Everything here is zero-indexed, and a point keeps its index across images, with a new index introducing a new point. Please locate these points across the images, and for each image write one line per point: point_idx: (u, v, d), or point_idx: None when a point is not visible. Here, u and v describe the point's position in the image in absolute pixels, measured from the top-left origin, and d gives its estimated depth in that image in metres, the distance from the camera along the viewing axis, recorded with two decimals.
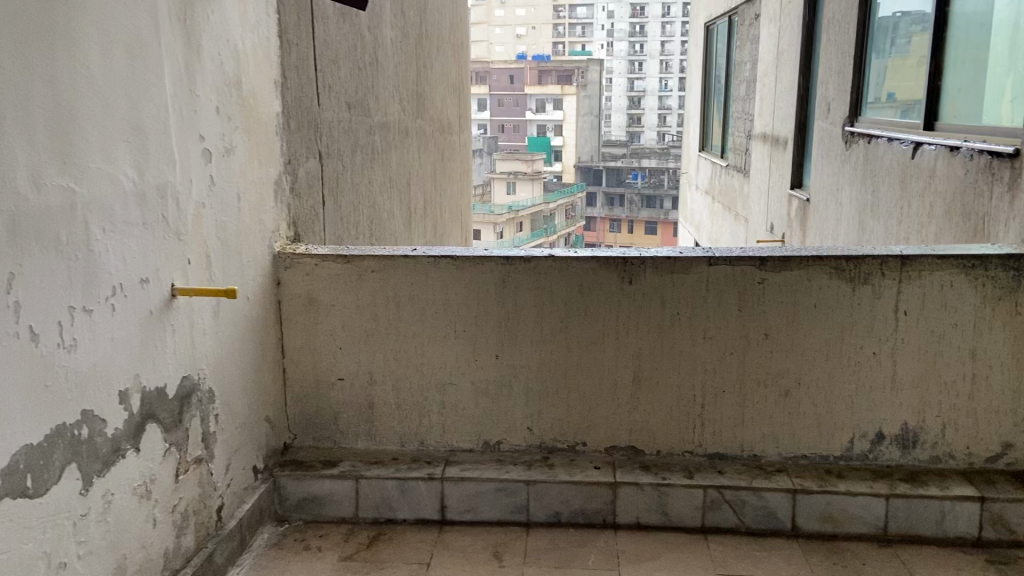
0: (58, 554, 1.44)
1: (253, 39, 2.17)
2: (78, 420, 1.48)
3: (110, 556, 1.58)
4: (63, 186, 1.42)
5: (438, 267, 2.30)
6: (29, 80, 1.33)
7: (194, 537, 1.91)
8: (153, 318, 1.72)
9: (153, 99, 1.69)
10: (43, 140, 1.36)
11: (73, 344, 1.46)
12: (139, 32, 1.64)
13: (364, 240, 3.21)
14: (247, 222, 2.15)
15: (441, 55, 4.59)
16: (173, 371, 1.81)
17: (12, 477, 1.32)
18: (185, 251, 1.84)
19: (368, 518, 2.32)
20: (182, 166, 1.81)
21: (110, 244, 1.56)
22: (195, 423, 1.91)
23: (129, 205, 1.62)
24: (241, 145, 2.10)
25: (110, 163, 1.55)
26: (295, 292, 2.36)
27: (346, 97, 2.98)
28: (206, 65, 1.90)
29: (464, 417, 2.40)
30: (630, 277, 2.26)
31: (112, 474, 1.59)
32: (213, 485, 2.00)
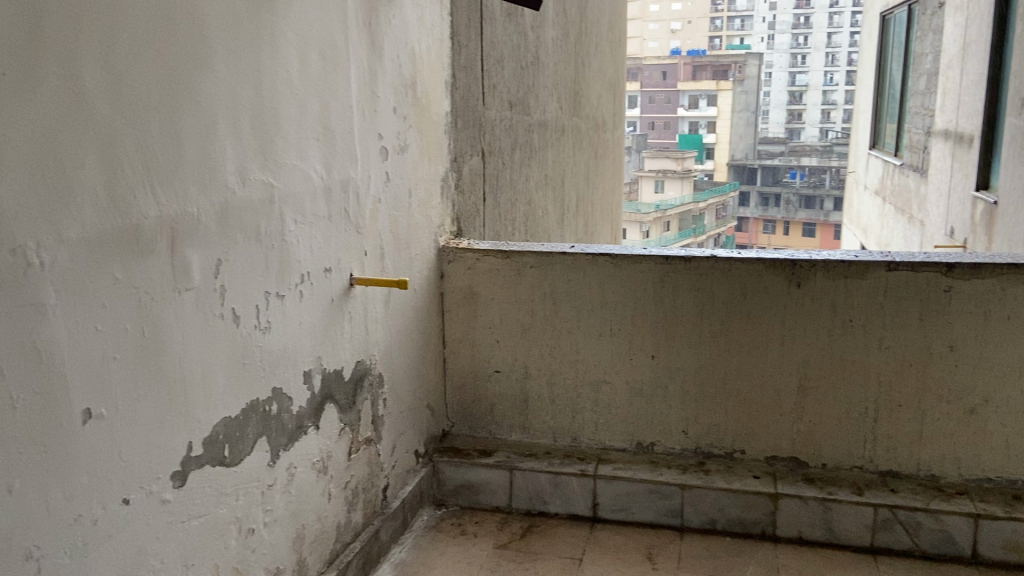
0: (249, 520, 1.55)
1: (428, 41, 2.25)
2: (269, 397, 1.60)
3: (292, 525, 1.70)
4: (263, 181, 1.54)
5: (598, 265, 2.30)
6: (239, 83, 1.44)
7: (362, 514, 2.02)
8: (333, 306, 1.83)
9: (340, 100, 1.79)
10: (248, 139, 1.48)
11: (267, 326, 1.58)
12: (331, 37, 1.74)
13: (519, 236, 3.26)
14: (416, 217, 2.24)
15: (599, 52, 4.59)
16: (349, 355, 1.92)
17: (213, 445, 1.44)
18: (362, 244, 1.94)
19: (521, 509, 2.36)
20: (363, 163, 1.92)
21: (300, 236, 1.68)
22: (366, 405, 2.02)
23: (317, 199, 1.73)
24: (413, 143, 2.19)
25: (302, 160, 1.66)
26: (457, 285, 2.43)
27: (509, 96, 3.04)
28: (386, 67, 2.00)
29: (618, 416, 2.39)
30: (799, 281, 2.18)
31: (295, 448, 1.71)
32: (380, 466, 2.10)
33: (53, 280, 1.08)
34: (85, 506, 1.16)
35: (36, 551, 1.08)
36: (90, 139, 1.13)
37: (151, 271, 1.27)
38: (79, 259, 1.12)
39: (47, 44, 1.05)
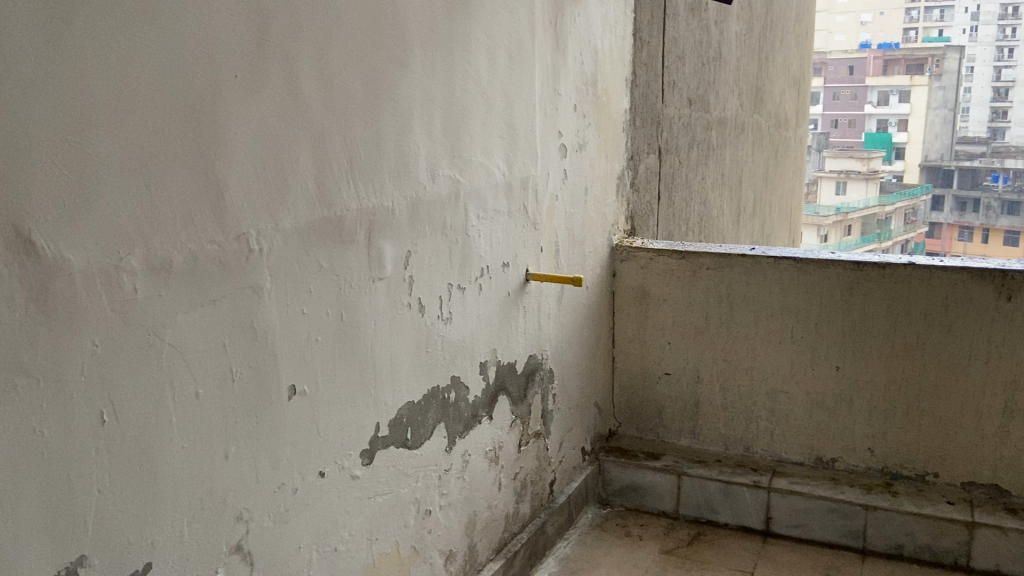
0: (427, 502, 1.62)
1: (611, 39, 2.24)
2: (448, 385, 1.66)
3: (465, 511, 1.75)
4: (451, 177, 1.59)
5: (779, 269, 2.21)
6: (434, 83, 1.50)
7: (529, 506, 2.05)
8: (510, 300, 1.87)
9: (524, 99, 1.83)
10: (440, 137, 1.54)
11: (449, 317, 1.64)
12: (519, 36, 1.78)
13: (693, 236, 3.18)
14: (591, 215, 2.24)
15: (784, 47, 4.39)
16: (522, 349, 1.95)
17: (398, 427, 1.52)
18: (539, 240, 1.97)
19: (688, 516, 2.31)
20: (543, 160, 1.94)
21: (483, 230, 1.73)
22: (537, 399, 2.04)
23: (499, 196, 1.77)
24: (592, 141, 2.19)
25: (488, 157, 1.70)
26: (629, 284, 2.41)
27: (689, 93, 2.97)
28: (569, 65, 2.01)
29: (795, 427, 2.28)
30: (1009, 294, 1.98)
31: (470, 436, 1.76)
32: (548, 460, 2.13)
33: (268, 266, 1.18)
34: (287, 475, 1.26)
35: (246, 513, 1.18)
36: (303, 137, 1.22)
37: (349, 260, 1.35)
38: (290, 248, 1.22)
39: (271, 49, 1.14)
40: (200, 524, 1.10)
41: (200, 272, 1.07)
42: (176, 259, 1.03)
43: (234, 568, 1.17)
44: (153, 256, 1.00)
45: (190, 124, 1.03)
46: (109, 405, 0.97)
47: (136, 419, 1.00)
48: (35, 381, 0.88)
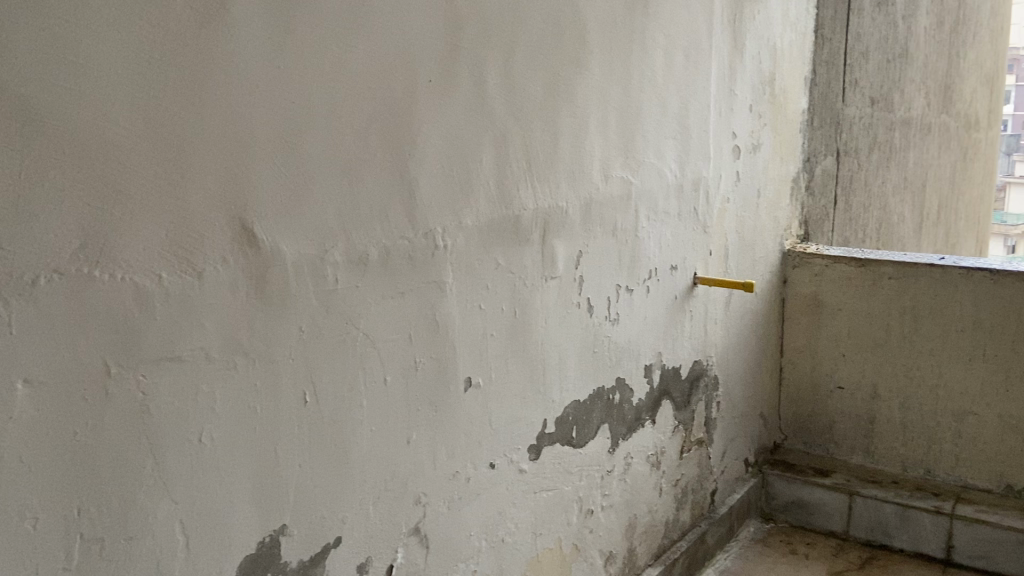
0: (589, 501, 1.62)
1: (790, 37, 2.16)
2: (614, 386, 1.66)
3: (626, 513, 1.75)
4: (624, 178, 1.58)
5: (971, 281, 2.05)
6: (612, 84, 1.50)
7: (689, 514, 2.01)
8: (678, 304, 1.84)
9: (699, 99, 1.79)
10: (615, 137, 1.54)
11: (616, 318, 1.63)
12: (697, 35, 1.75)
13: (870, 244, 3.00)
14: (763, 218, 2.17)
15: (979, 41, 4.05)
16: (688, 354, 1.91)
17: (564, 425, 1.53)
18: (708, 243, 1.92)
19: (859, 538, 2.18)
20: (716, 162, 1.90)
21: (653, 233, 1.71)
22: (701, 406, 2.00)
23: (670, 198, 1.74)
24: (766, 142, 2.12)
25: (661, 159, 1.69)
26: (800, 292, 2.31)
27: (871, 92, 2.81)
28: (746, 65, 1.96)
29: (983, 452, 2.11)
30: None
31: (634, 439, 1.75)
32: (710, 468, 2.08)
33: (451, 262, 1.23)
34: (461, 464, 1.30)
35: (423, 497, 1.23)
36: (487, 137, 1.25)
37: (524, 258, 1.37)
38: (472, 245, 1.26)
39: (462, 53, 1.18)
40: (383, 504, 1.17)
41: (393, 265, 1.13)
42: (372, 253, 1.09)
43: (412, 549, 1.23)
44: (353, 250, 1.07)
45: (389, 125, 1.09)
46: (310, 386, 1.04)
47: (333, 401, 1.07)
48: (251, 360, 0.96)
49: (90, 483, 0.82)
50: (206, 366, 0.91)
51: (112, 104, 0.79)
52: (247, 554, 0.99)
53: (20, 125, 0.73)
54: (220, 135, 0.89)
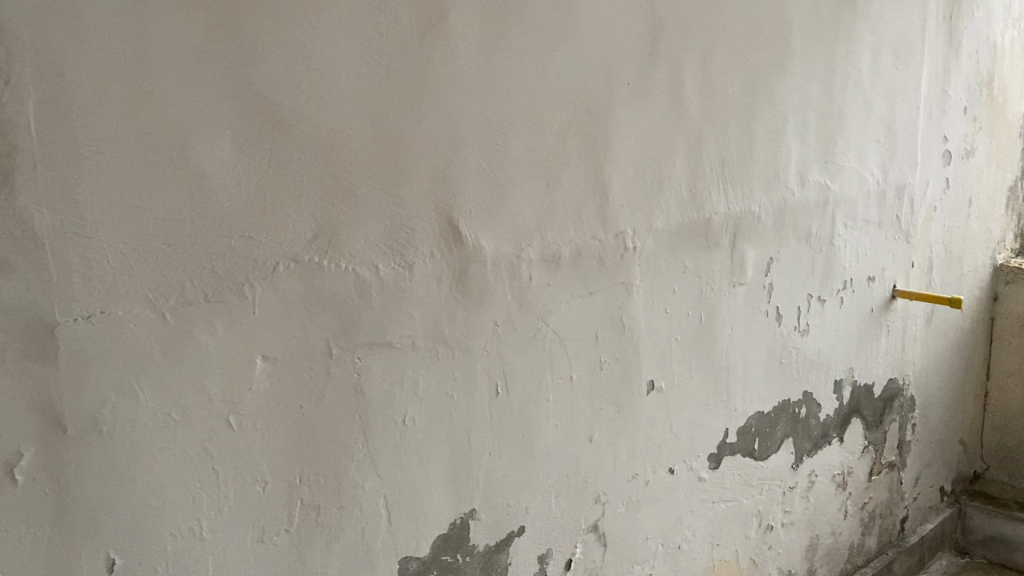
0: (769, 516, 1.57)
1: (1013, 32, 1.98)
2: (800, 399, 1.58)
3: (807, 533, 1.67)
4: (822, 183, 1.51)
5: None
6: (813, 85, 1.44)
7: (876, 540, 1.89)
8: (873, 317, 1.73)
9: (908, 101, 1.68)
10: (815, 141, 1.47)
11: (806, 329, 1.56)
12: (908, 33, 1.64)
13: None
14: (973, 229, 2.00)
15: None
16: (882, 371, 1.80)
17: (746, 436, 1.48)
18: (910, 254, 1.80)
19: None
20: (923, 167, 1.77)
21: (850, 242, 1.62)
22: (894, 427, 1.87)
23: (871, 205, 1.65)
24: (981, 147, 1.95)
25: (862, 163, 1.60)
26: (1013, 311, 2.11)
27: None
28: (961, 64, 1.81)
29: None
30: None
31: (818, 456, 1.66)
32: (900, 494, 1.94)
33: (641, 264, 1.22)
34: (641, 466, 1.29)
35: (603, 496, 1.24)
36: (684, 138, 1.24)
37: (713, 263, 1.33)
38: (662, 246, 1.24)
39: (662, 54, 1.18)
40: (564, 499, 1.19)
41: (584, 265, 1.14)
42: (566, 252, 1.12)
43: (590, 546, 1.24)
44: (547, 248, 1.10)
45: (588, 126, 1.11)
46: (502, 378, 1.08)
47: (523, 393, 1.11)
48: (451, 349, 1.01)
49: (309, 454, 0.90)
50: (412, 353, 0.98)
51: (344, 106, 0.86)
52: (440, 533, 1.04)
53: (270, 127, 0.81)
54: (433, 135, 0.95)
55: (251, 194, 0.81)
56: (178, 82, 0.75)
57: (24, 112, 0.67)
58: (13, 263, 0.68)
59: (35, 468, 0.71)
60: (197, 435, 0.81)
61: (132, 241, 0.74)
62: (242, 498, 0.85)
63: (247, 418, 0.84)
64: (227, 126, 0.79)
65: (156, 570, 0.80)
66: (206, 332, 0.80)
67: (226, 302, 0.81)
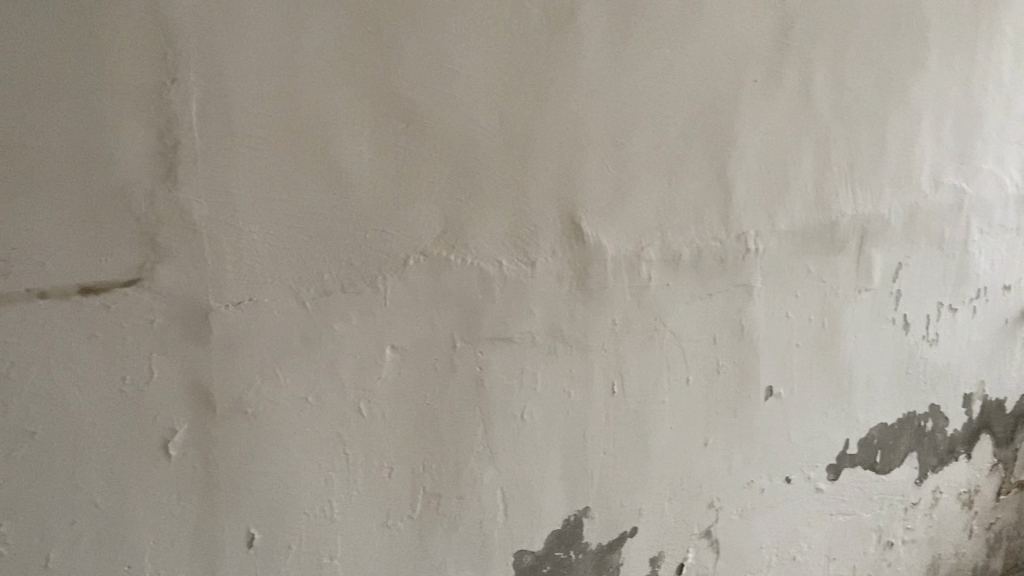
0: (889, 533, 1.51)
1: None
2: (926, 413, 1.51)
3: (927, 551, 1.60)
4: (957, 186, 1.43)
5: None
6: (950, 83, 1.37)
7: (1002, 563, 1.79)
8: (1010, 329, 1.63)
9: None
10: (950, 142, 1.40)
11: (936, 338, 1.48)
12: None
13: None
14: None
15: None
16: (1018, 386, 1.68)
17: (868, 448, 1.43)
18: None
19: None
20: None
21: (986, 248, 1.53)
22: None
23: (1010, 209, 1.55)
24: None
25: (1001, 165, 1.51)
26: None
27: None
28: None
29: None
30: None
31: (944, 472, 1.58)
32: None
33: (763, 266, 1.18)
34: (757, 474, 1.26)
35: (717, 502, 1.22)
36: (812, 137, 1.19)
37: (838, 267, 1.28)
38: (786, 249, 1.21)
39: (791, 51, 1.14)
40: (678, 502, 1.17)
41: (706, 266, 1.11)
42: (687, 252, 1.09)
43: (702, 552, 1.23)
44: (668, 249, 1.07)
45: (714, 125, 1.08)
46: (618, 377, 1.07)
47: (639, 394, 1.10)
48: (570, 347, 1.01)
49: (432, 443, 0.92)
50: (531, 349, 0.98)
51: (475, 105, 0.88)
52: (554, 529, 1.05)
53: (405, 124, 0.84)
54: (559, 133, 0.95)
55: (386, 190, 0.84)
56: (323, 80, 0.78)
57: (187, 111, 0.71)
58: (173, 251, 0.72)
59: (187, 444, 0.76)
60: (330, 420, 0.84)
61: (277, 233, 0.78)
62: (369, 483, 0.88)
63: (376, 405, 0.87)
64: (366, 123, 0.81)
65: (290, 547, 0.84)
66: (341, 322, 0.83)
67: (360, 293, 0.84)
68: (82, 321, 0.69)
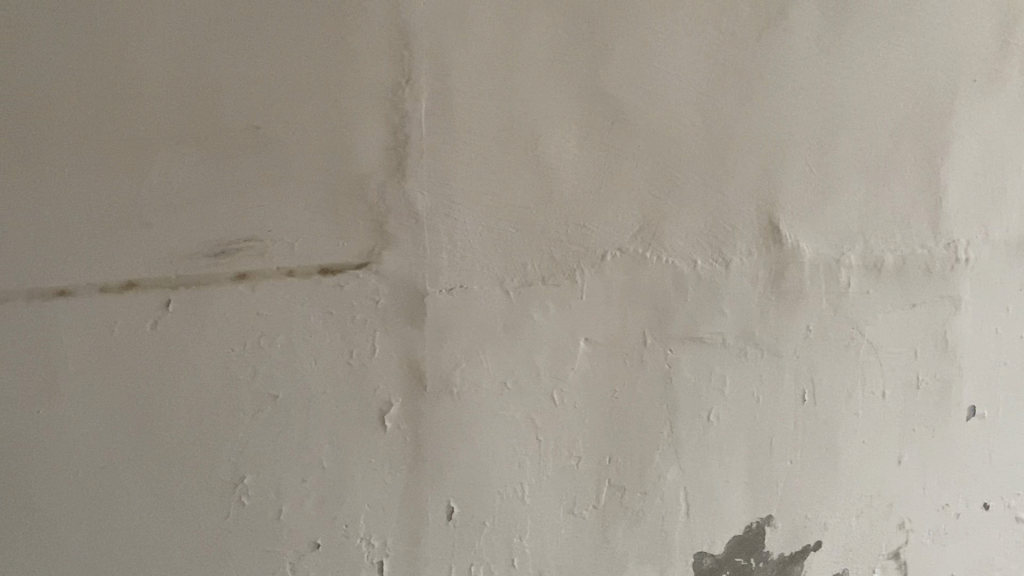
0: None
1: None
2: None
3: None
4: None
5: None
6: None
7: None
8: None
9: None
10: None
11: None
12: None
13: None
14: None
15: None
16: None
17: None
18: None
19: None
20: None
21: None
22: None
23: None
24: None
25: None
26: None
27: None
28: None
29: None
30: None
31: None
32: None
33: (973, 277, 1.10)
34: (953, 497, 1.17)
35: (909, 523, 1.15)
36: None
37: None
38: (998, 260, 1.12)
39: (1016, 45, 1.06)
40: (866, 520, 1.12)
41: (908, 274, 1.06)
42: (890, 259, 1.04)
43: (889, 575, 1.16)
44: (870, 254, 1.03)
45: (926, 126, 1.02)
46: (810, 386, 1.03)
47: (832, 404, 1.05)
48: (762, 351, 0.99)
49: (618, 436, 0.93)
50: (722, 350, 0.96)
51: (680, 103, 0.88)
52: (735, 534, 1.03)
53: (611, 122, 0.85)
54: (763, 133, 0.93)
55: (589, 186, 0.86)
56: (537, 79, 0.81)
57: (416, 109, 0.77)
58: (397, 238, 0.78)
59: (400, 418, 0.82)
60: (525, 406, 0.87)
61: (487, 224, 0.82)
62: (558, 470, 0.90)
63: (568, 395, 0.89)
64: (575, 121, 0.83)
65: (484, 524, 0.88)
66: (540, 312, 0.86)
67: (560, 285, 0.86)
68: (318, 298, 0.76)
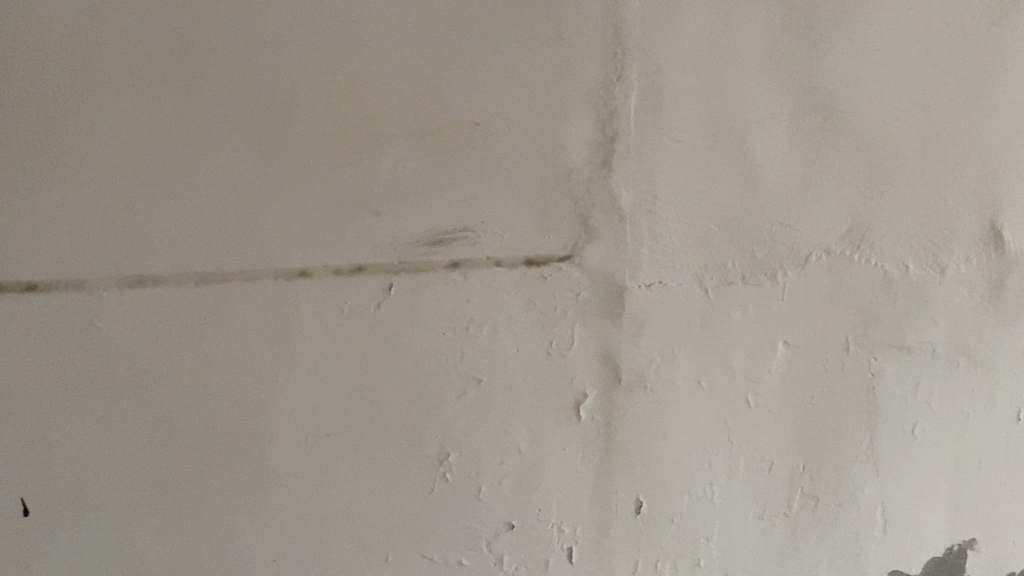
0: None
1: None
2: None
3: None
4: None
5: None
6: None
7: None
8: None
9: None
10: None
11: None
12: None
13: None
14: None
15: None
16: None
17: None
18: None
19: None
20: None
21: None
22: None
23: None
24: None
25: None
26: None
27: None
28: None
29: None
30: None
31: None
32: None
33: None
34: None
35: None
36: None
37: None
38: None
39: None
40: None
41: None
42: None
43: None
44: None
45: None
46: None
47: None
48: (975, 364, 0.92)
49: (813, 443, 0.90)
50: (930, 361, 0.91)
51: (897, 100, 0.84)
52: (935, 557, 0.97)
53: (823, 119, 0.82)
54: (989, 130, 0.87)
55: (796, 185, 0.83)
56: (748, 75, 0.79)
57: (626, 105, 0.77)
58: (600, 232, 0.80)
59: (594, 408, 0.83)
60: (718, 406, 0.87)
61: (690, 221, 0.82)
62: (749, 473, 0.89)
63: (763, 398, 0.87)
64: (785, 117, 0.81)
65: (672, 520, 0.88)
66: (738, 312, 0.85)
67: (760, 285, 0.85)
68: (523, 288, 0.79)
